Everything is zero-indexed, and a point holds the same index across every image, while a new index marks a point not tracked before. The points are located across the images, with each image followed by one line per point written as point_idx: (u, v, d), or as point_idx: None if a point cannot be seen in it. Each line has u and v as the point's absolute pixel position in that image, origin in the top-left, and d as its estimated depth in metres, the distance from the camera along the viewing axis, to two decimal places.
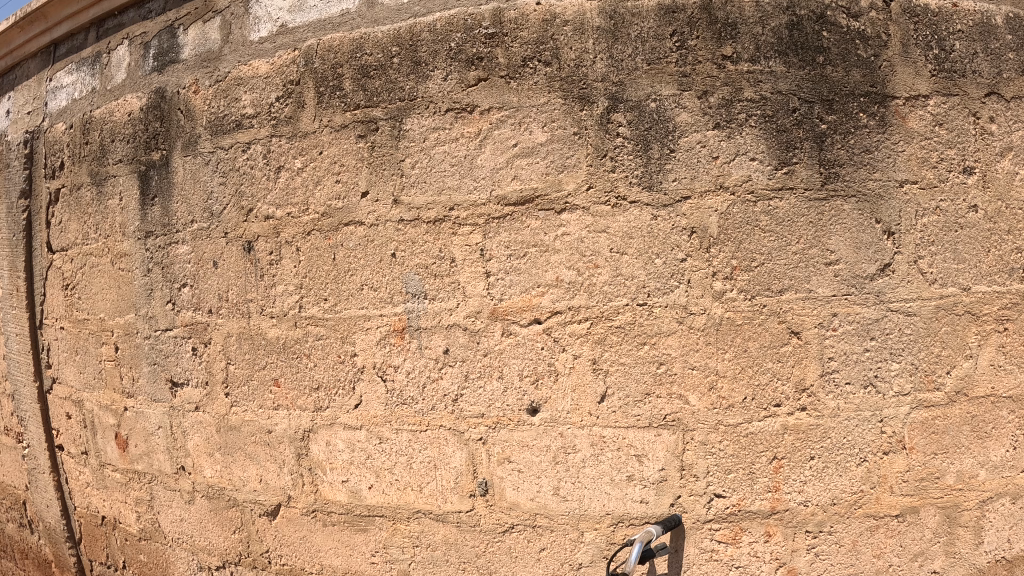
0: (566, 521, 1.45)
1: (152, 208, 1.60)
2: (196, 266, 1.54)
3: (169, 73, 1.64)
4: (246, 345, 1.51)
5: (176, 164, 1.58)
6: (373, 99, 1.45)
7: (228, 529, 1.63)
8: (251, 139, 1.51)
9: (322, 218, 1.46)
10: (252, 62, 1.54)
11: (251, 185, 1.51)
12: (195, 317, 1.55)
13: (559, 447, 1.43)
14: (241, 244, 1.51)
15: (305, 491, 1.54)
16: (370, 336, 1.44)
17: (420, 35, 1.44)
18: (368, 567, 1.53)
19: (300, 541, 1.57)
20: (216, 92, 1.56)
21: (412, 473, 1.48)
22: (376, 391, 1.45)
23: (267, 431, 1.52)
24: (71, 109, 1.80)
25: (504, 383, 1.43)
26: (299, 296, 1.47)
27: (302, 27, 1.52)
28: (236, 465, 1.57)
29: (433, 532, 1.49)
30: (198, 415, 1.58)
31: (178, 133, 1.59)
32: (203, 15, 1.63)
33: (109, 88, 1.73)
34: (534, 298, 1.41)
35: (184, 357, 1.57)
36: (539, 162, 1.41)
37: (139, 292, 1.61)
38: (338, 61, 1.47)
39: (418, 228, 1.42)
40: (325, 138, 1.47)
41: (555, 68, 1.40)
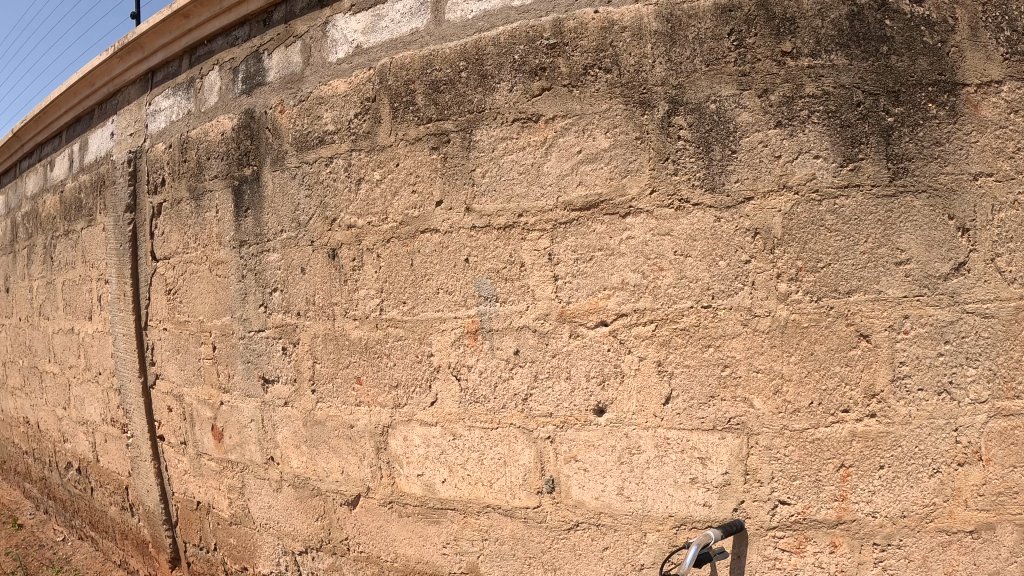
0: (631, 521, 1.50)
1: (245, 219, 1.73)
2: (286, 271, 1.66)
3: (257, 95, 1.76)
4: (332, 345, 1.62)
5: (266, 178, 1.70)
6: (445, 112, 1.53)
7: (311, 515, 1.74)
8: (334, 153, 1.62)
9: (400, 226, 1.55)
10: (332, 82, 1.65)
11: (335, 196, 1.61)
12: (285, 320, 1.67)
13: (624, 447, 1.48)
14: (326, 251, 1.61)
15: (383, 483, 1.63)
16: (446, 337, 1.52)
17: (486, 49, 1.52)
18: (440, 559, 1.61)
19: (377, 530, 1.66)
20: (300, 111, 1.67)
21: (483, 469, 1.55)
22: (451, 390, 1.53)
23: (349, 426, 1.63)
24: (170, 131, 1.95)
25: (572, 383, 1.49)
26: (379, 299, 1.57)
27: (375, 47, 1.62)
28: (321, 457, 1.68)
29: (502, 526, 1.56)
30: (287, 409, 1.70)
31: (267, 149, 1.71)
32: (285, 40, 1.74)
33: (203, 109, 1.87)
34: (600, 300, 1.47)
35: (275, 355, 1.69)
36: (603, 167, 1.46)
37: (234, 296, 1.74)
38: (410, 77, 1.57)
39: (489, 233, 1.49)
40: (401, 151, 1.56)
41: (616, 75, 1.46)
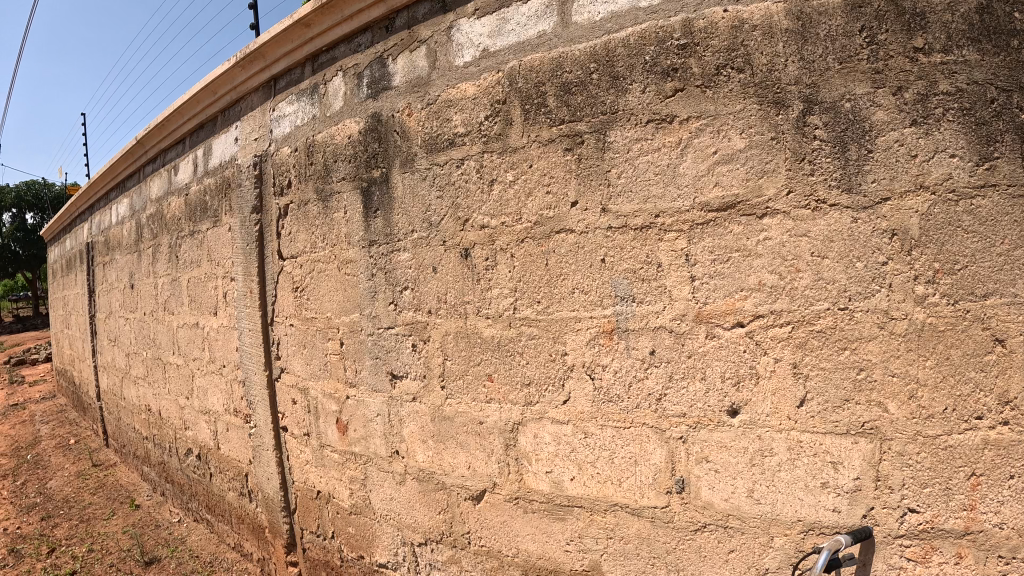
0: (759, 525, 1.46)
1: (375, 220, 1.80)
2: (417, 271, 1.74)
3: (384, 99, 1.81)
4: (463, 343, 1.68)
5: (396, 180, 1.77)
6: (577, 113, 1.55)
7: (434, 509, 1.79)
8: (465, 155, 1.66)
9: (535, 227, 1.58)
10: (461, 85, 1.68)
11: (466, 198, 1.66)
12: (415, 317, 1.75)
13: (757, 449, 1.46)
14: (459, 251, 1.67)
15: (510, 479, 1.66)
16: (581, 337, 1.55)
17: (616, 51, 1.52)
18: (563, 556, 1.62)
19: (501, 525, 1.69)
20: (429, 113, 1.72)
21: (613, 468, 1.56)
22: (584, 389, 1.56)
23: (478, 422, 1.67)
24: (296, 135, 2.03)
25: (707, 383, 1.48)
26: (513, 298, 1.61)
27: (503, 50, 1.64)
28: (448, 452, 1.73)
29: (628, 526, 1.56)
30: (415, 405, 1.77)
31: (396, 151, 1.77)
32: (409, 45, 1.78)
33: (329, 114, 1.94)
34: (737, 302, 1.45)
35: (404, 352, 1.77)
36: (739, 168, 1.44)
37: (364, 294, 1.84)
38: (540, 80, 1.58)
39: (626, 234, 1.51)
40: (534, 152, 1.58)
41: (749, 75, 1.43)
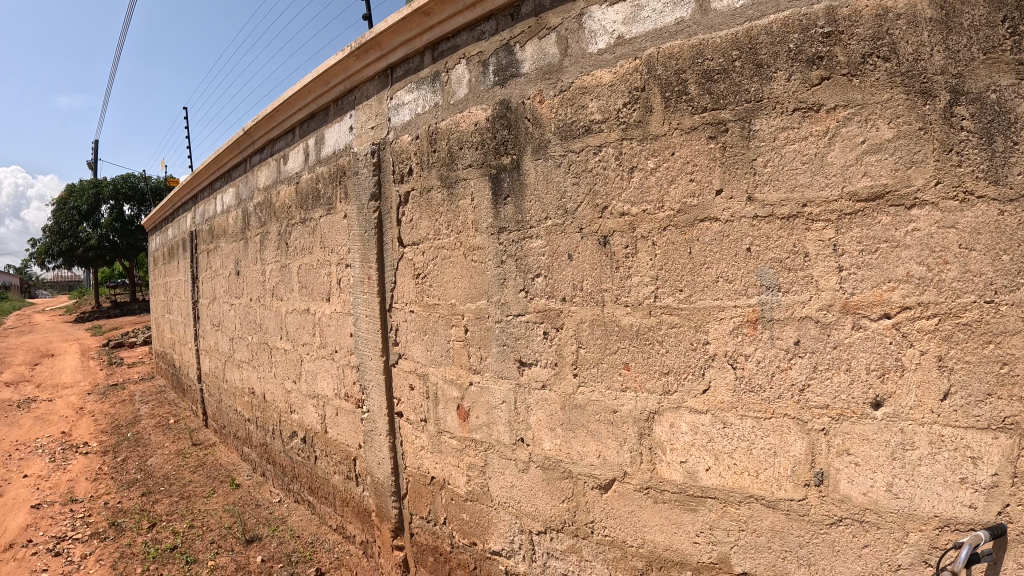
0: (895, 520, 1.41)
1: (504, 207, 1.93)
2: (552, 257, 1.84)
3: (512, 86, 1.90)
4: (599, 331, 1.77)
5: (527, 167, 1.88)
6: (720, 102, 1.55)
7: (558, 497, 1.88)
8: (602, 142, 1.73)
9: (678, 215, 1.62)
10: (596, 72, 1.73)
11: (606, 184, 1.73)
12: (548, 305, 1.86)
13: (899, 442, 1.41)
14: (597, 238, 1.76)
15: (642, 469, 1.72)
16: (724, 326, 1.58)
17: (758, 38, 1.51)
18: (691, 547, 1.64)
19: (629, 515, 1.74)
20: (562, 101, 1.80)
21: (750, 459, 1.56)
22: (726, 378, 1.58)
23: (612, 411, 1.76)
24: (416, 123, 2.21)
25: (851, 375, 1.45)
26: (655, 286, 1.67)
27: (640, 37, 1.67)
28: (577, 441, 1.82)
29: (762, 518, 1.55)
30: (544, 392, 1.88)
31: (528, 139, 1.87)
32: (537, 32, 1.84)
33: (453, 101, 2.07)
34: (884, 292, 1.41)
35: (535, 340, 1.89)
36: (888, 158, 1.40)
37: (492, 281, 1.98)
38: (681, 67, 1.60)
39: (772, 223, 1.51)
40: (675, 140, 1.62)
41: (896, 64, 1.39)
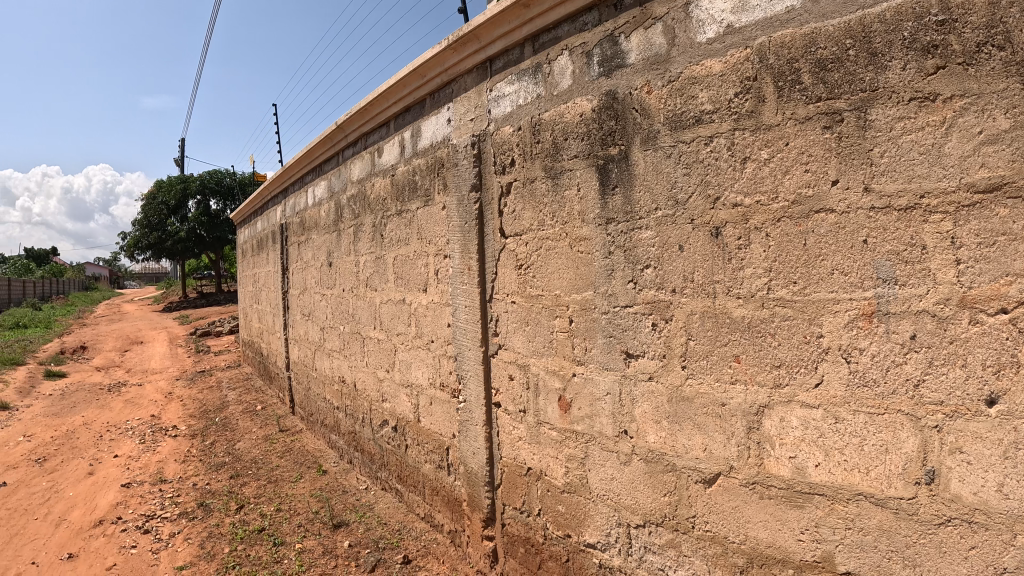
0: (1003, 521, 1.65)
1: (614, 196, 2.51)
2: (663, 247, 2.34)
3: (618, 75, 2.48)
4: (709, 321, 2.22)
5: (636, 156, 2.42)
6: (836, 91, 1.91)
7: (660, 491, 2.40)
8: (715, 133, 2.17)
9: (793, 206, 2.00)
10: (706, 61, 2.19)
11: (717, 174, 2.17)
12: (658, 297, 2.37)
13: (1011, 442, 1.64)
14: (708, 229, 2.20)
15: (749, 464, 2.13)
16: (838, 319, 1.91)
17: (873, 26, 1.83)
18: (794, 542, 2.02)
19: (732, 509, 2.18)
20: (671, 89, 2.30)
21: (862, 456, 1.88)
22: (839, 371, 1.92)
23: (722, 404, 2.20)
24: (517, 113, 3.01)
25: (968, 371, 1.70)
26: (768, 278, 2.06)
27: (750, 26, 2.09)
28: (682, 434, 2.32)
29: (870, 516, 1.87)
30: (651, 381, 2.42)
31: (636, 129, 2.41)
32: (643, 22, 2.39)
33: (556, 91, 2.77)
34: (1001, 287, 1.65)
35: (643, 330, 2.43)
36: (1005, 148, 1.65)
37: (600, 273, 2.58)
38: (793, 56, 1.99)
39: (890, 214, 1.81)
40: (791, 129, 2.00)
41: (1011, 52, 1.64)
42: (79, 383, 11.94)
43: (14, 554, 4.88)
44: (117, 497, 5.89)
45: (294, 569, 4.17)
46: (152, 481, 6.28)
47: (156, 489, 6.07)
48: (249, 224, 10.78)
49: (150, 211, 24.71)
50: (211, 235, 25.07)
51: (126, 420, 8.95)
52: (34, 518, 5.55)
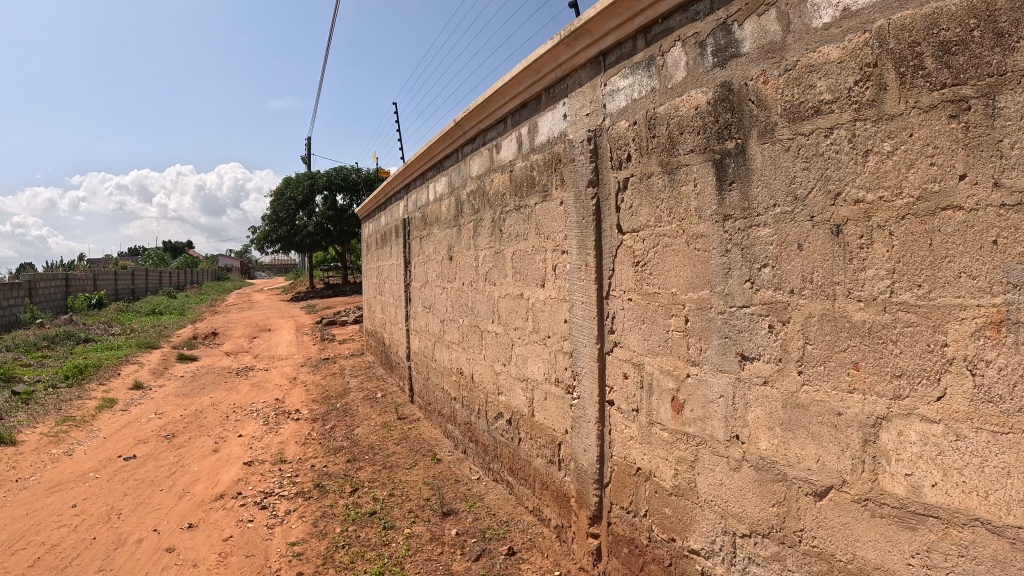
0: None
1: (731, 192, 2.67)
2: (781, 247, 2.45)
3: (733, 65, 2.69)
4: (828, 324, 2.28)
5: (753, 149, 2.58)
6: (960, 77, 1.88)
7: (770, 501, 2.53)
8: (834, 124, 2.25)
9: (918, 202, 1.99)
10: (824, 47, 2.28)
11: (837, 169, 2.24)
12: (776, 298, 2.48)
13: None
14: (828, 227, 2.27)
15: (862, 479, 2.17)
16: (965, 327, 1.88)
17: (999, 5, 1.80)
18: (904, 564, 2.03)
19: (841, 526, 2.24)
20: (790, 79, 2.43)
21: (982, 478, 1.84)
22: (963, 384, 1.88)
23: (838, 413, 2.25)
24: (633, 108, 3.37)
25: None
26: (890, 281, 2.07)
27: (866, 10, 2.14)
28: (796, 443, 2.42)
29: (986, 544, 1.83)
30: (767, 386, 2.54)
31: (754, 122, 2.58)
32: (757, 10, 2.56)
33: (670, 85, 3.08)
34: None
35: (761, 332, 2.55)
36: None
37: (717, 272, 2.75)
38: (914, 40, 1.99)
39: (1021, 212, 1.76)
40: (914, 119, 1.99)
41: None
42: (210, 366, 13.01)
43: (138, 520, 5.36)
44: (238, 474, 6.43)
45: (401, 553, 4.49)
46: (272, 461, 6.80)
47: (276, 467, 6.59)
48: (374, 219, 11.49)
49: (282, 206, 26.90)
50: (337, 227, 26.59)
51: (253, 403, 9.67)
52: (160, 488, 6.11)
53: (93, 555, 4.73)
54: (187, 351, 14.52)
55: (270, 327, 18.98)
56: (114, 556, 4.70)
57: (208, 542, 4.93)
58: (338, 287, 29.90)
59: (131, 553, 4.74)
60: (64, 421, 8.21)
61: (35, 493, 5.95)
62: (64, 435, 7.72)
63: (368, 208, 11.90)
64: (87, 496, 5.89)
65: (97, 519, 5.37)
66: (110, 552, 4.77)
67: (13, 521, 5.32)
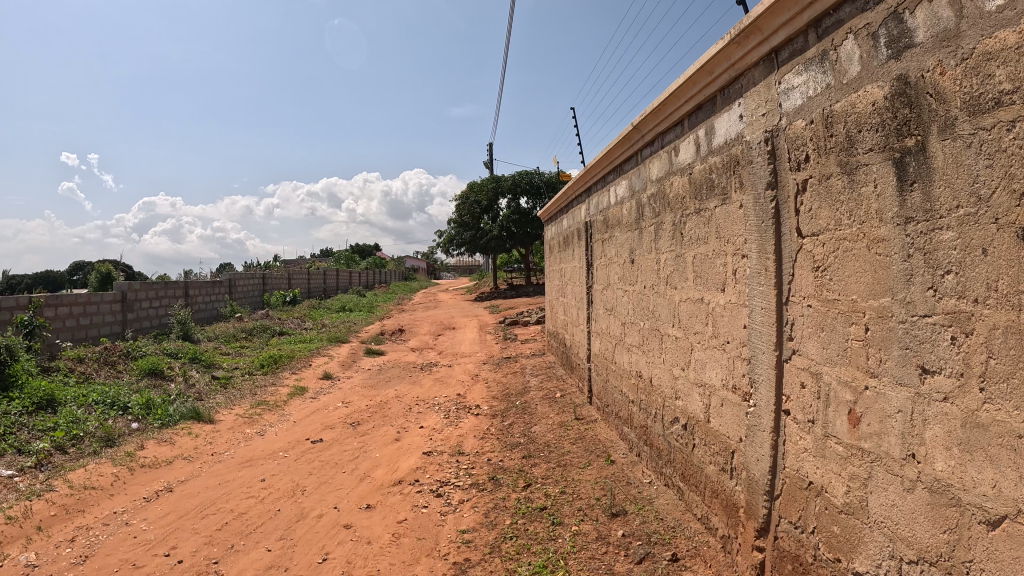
0: None
1: (912, 193, 2.52)
2: (964, 252, 2.28)
3: (908, 57, 2.55)
4: (1012, 336, 2.11)
5: (934, 146, 2.42)
6: None
7: (940, 527, 2.38)
8: (1016, 116, 2.07)
9: None
10: (999, 33, 2.12)
11: (1020, 165, 2.05)
12: (959, 308, 2.31)
13: None
14: (1013, 229, 2.09)
15: None
16: None
17: None
18: None
19: (1012, 559, 2.08)
20: (964, 68, 2.27)
21: None
22: None
23: (1018, 436, 2.07)
24: (809, 106, 3.27)
25: None
26: None
27: None
28: (973, 466, 2.25)
29: None
30: (946, 401, 2.38)
31: (933, 116, 2.42)
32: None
33: (847, 80, 2.95)
34: None
35: (942, 344, 2.38)
36: None
37: (898, 279, 2.61)
38: None
39: None
40: None
41: None
42: (395, 360, 14.26)
43: (321, 497, 6.09)
44: (416, 462, 7.04)
45: (566, 549, 4.69)
46: (450, 452, 7.34)
47: (453, 459, 7.11)
48: (556, 221, 11.84)
49: (468, 211, 28.63)
50: (519, 229, 27.71)
51: (434, 397, 10.44)
52: (343, 471, 6.87)
53: (275, 525, 5.43)
54: (376, 347, 15.96)
55: (454, 325, 20.23)
56: (294, 527, 5.39)
57: (383, 523, 5.49)
58: (521, 288, 31.03)
59: (313, 526, 5.42)
60: (259, 404, 9.49)
61: (230, 466, 6.95)
62: (258, 418, 8.92)
63: (551, 211, 12.30)
64: (274, 473, 6.79)
65: (282, 493, 6.17)
66: (291, 524, 5.47)
67: (208, 488, 6.24)
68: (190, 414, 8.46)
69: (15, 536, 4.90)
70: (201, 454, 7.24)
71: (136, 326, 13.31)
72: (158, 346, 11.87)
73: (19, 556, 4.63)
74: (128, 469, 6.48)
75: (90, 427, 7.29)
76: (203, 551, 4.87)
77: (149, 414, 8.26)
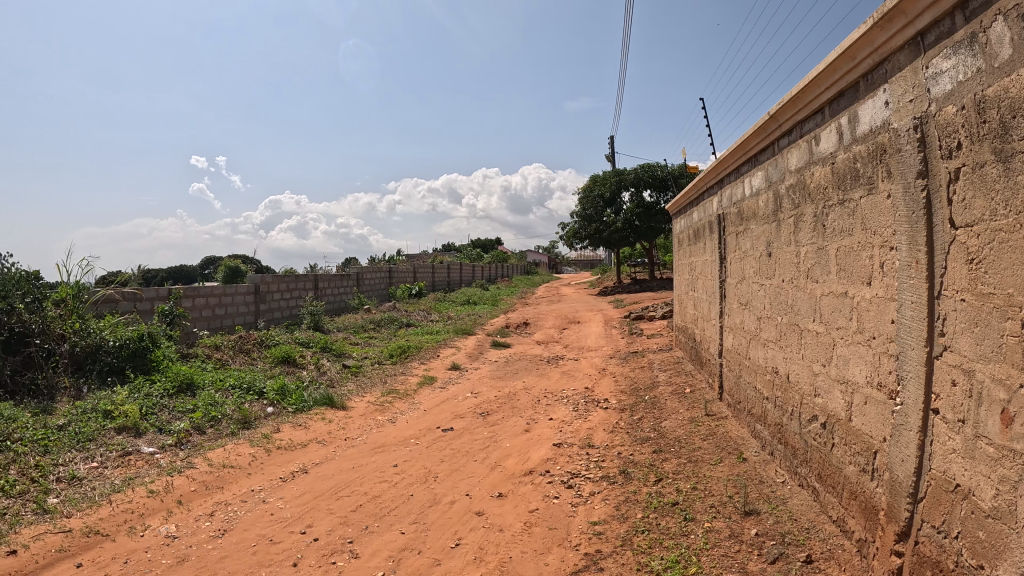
0: None
1: None
2: None
3: None
4: None
5: None
6: None
7: None
8: None
9: None
10: None
11: None
12: None
13: None
14: None
15: None
16: None
17: None
18: None
19: None
20: None
21: None
22: None
23: None
24: (959, 91, 3.19)
25: None
26: None
27: None
28: None
29: None
30: None
31: None
32: None
33: (999, 64, 2.87)
34: None
35: None
36: None
37: None
38: None
39: None
40: None
41: None
42: (521, 353, 14.81)
43: (452, 484, 6.59)
44: (546, 453, 7.41)
45: (699, 545, 4.81)
46: (579, 444, 7.64)
47: (583, 451, 7.40)
48: (685, 214, 11.75)
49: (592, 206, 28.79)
50: (644, 224, 27.26)
51: (562, 390, 10.77)
52: (475, 459, 7.37)
53: (409, 509, 5.96)
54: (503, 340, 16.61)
55: (577, 319, 20.54)
56: (427, 512, 5.89)
57: (515, 512, 5.87)
58: (646, 282, 30.64)
59: (446, 512, 5.88)
60: (390, 393, 10.32)
61: (363, 451, 7.66)
62: (388, 405, 9.72)
63: (680, 205, 12.15)
64: (405, 459, 7.40)
65: (415, 479, 6.74)
66: (424, 508, 5.97)
67: (341, 471, 6.92)
68: (322, 399, 9.39)
69: (157, 508, 5.61)
70: (334, 439, 8.03)
71: (268, 316, 14.83)
72: (290, 336, 13.11)
73: (160, 527, 5.30)
74: (265, 450, 7.30)
75: (227, 410, 8.27)
76: (339, 531, 5.44)
77: (284, 399, 9.24)
